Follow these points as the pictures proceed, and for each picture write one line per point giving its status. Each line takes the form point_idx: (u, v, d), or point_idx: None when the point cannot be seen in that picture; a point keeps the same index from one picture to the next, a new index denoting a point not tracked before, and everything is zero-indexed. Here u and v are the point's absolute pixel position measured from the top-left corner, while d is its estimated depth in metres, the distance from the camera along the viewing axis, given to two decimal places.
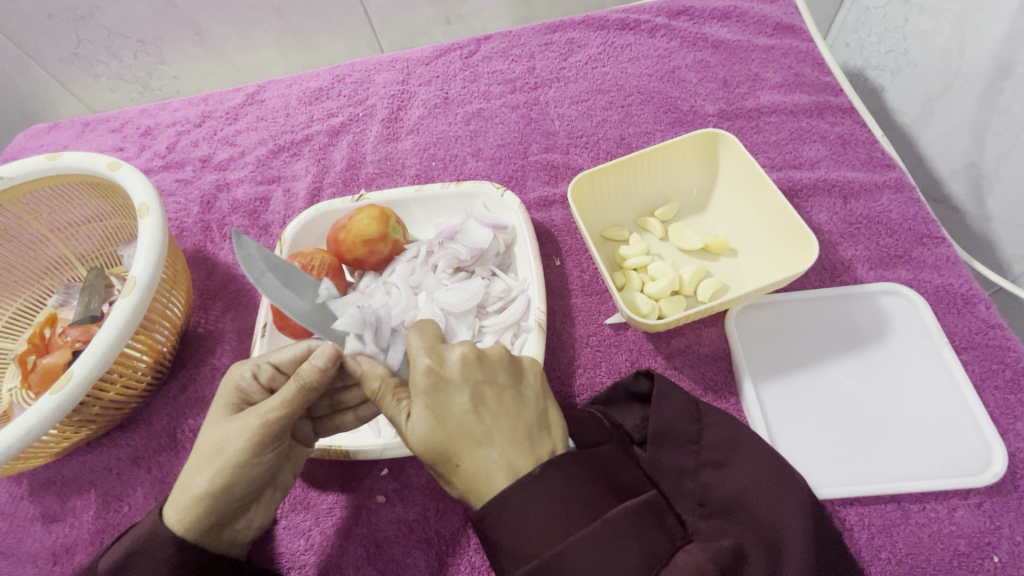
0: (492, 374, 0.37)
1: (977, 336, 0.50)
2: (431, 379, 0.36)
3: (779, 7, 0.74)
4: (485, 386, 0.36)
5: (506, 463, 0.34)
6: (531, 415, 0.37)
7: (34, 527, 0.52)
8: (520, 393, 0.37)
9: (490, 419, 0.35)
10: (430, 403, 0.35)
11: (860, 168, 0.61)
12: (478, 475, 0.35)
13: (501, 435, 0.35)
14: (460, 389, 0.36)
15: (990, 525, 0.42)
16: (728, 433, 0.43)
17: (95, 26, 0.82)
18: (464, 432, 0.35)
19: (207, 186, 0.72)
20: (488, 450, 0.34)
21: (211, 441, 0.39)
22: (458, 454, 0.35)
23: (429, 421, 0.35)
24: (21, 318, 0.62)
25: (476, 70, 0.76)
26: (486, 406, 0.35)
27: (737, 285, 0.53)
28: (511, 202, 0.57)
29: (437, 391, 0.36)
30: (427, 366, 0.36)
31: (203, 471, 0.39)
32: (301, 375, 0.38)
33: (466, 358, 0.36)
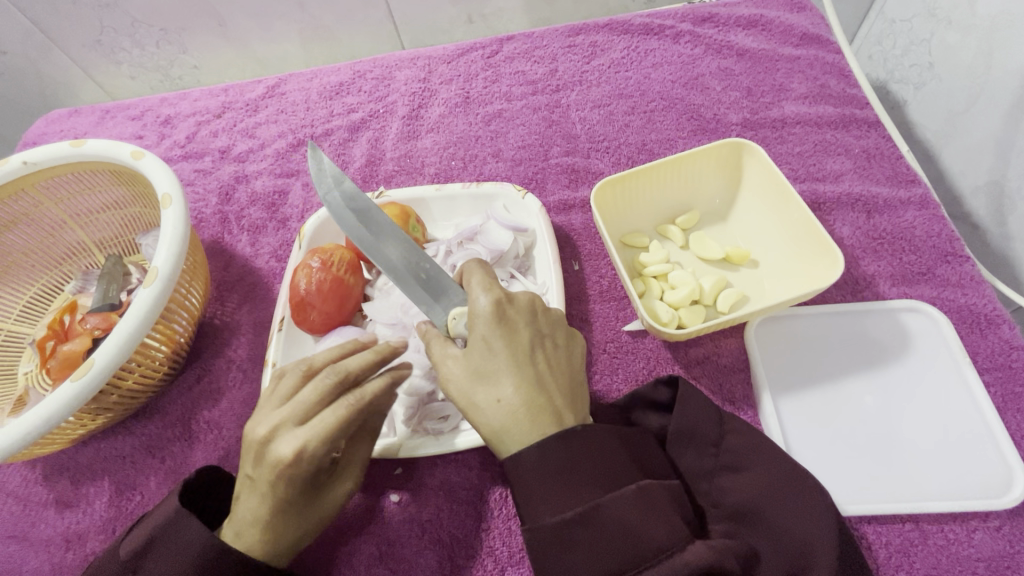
0: (550, 329, 0.41)
1: (1000, 357, 0.50)
2: (497, 310, 0.39)
3: (805, 17, 0.74)
4: (544, 337, 0.40)
5: (550, 404, 0.36)
6: (575, 377, 0.40)
7: (47, 512, 0.52)
8: (568, 353, 0.41)
9: (544, 364, 0.38)
10: (487, 329, 0.38)
11: (884, 183, 0.61)
12: (521, 410, 0.36)
13: (549, 380, 0.38)
14: (521, 330, 0.39)
15: (1011, 549, 0.42)
16: (746, 438, 0.43)
17: (119, 13, 0.82)
18: (520, 359, 0.37)
19: (226, 177, 0.72)
20: (538, 388, 0.37)
21: (317, 513, 0.42)
22: (502, 385, 0.36)
23: (489, 344, 0.38)
24: (37, 303, 0.62)
25: (498, 70, 0.76)
26: (542, 351, 0.39)
27: (758, 297, 0.53)
28: (532, 205, 0.57)
29: (497, 325, 0.38)
30: (495, 300, 0.39)
31: (309, 534, 0.42)
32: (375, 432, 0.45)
33: (531, 306, 0.40)
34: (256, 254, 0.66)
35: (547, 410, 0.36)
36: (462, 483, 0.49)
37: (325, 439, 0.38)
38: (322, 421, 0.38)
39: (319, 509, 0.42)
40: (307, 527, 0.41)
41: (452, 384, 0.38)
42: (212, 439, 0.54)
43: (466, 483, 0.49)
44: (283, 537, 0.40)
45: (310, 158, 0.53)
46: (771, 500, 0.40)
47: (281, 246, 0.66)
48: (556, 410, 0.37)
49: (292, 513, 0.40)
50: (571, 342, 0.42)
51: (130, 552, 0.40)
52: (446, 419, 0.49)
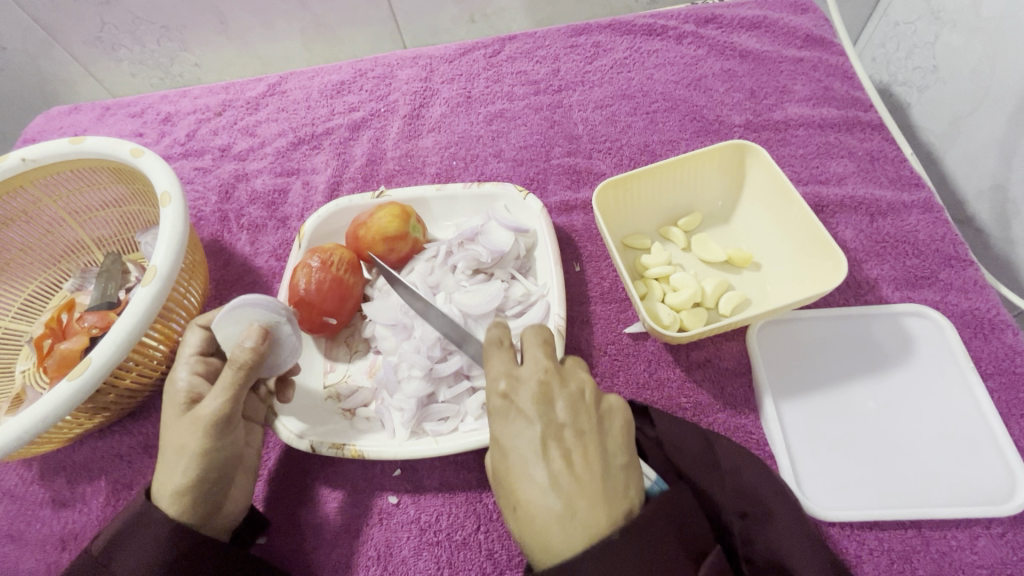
0: (574, 417, 0.36)
1: (1004, 363, 0.49)
2: (502, 407, 0.36)
3: (809, 19, 0.74)
4: (563, 426, 0.35)
5: (568, 513, 0.32)
6: (612, 465, 0.35)
7: (43, 512, 0.52)
8: (603, 438, 0.35)
9: (561, 462, 0.34)
10: (499, 426, 0.36)
11: (888, 186, 0.61)
12: (537, 520, 0.33)
13: (571, 481, 0.33)
14: (531, 422, 0.35)
15: (1014, 556, 0.41)
16: (735, 455, 0.43)
17: (121, 10, 0.81)
18: (525, 460, 0.34)
19: (227, 175, 0.72)
20: (554, 492, 0.33)
21: (176, 440, 0.41)
22: (517, 492, 0.34)
23: (500, 444, 0.36)
24: (34, 302, 0.61)
25: (501, 70, 0.76)
26: (561, 447, 0.34)
27: (759, 300, 0.53)
28: (533, 205, 0.57)
29: (505, 423, 0.36)
30: (501, 392, 0.37)
31: (177, 471, 0.41)
32: (236, 360, 0.41)
33: (539, 391, 0.36)
34: (256, 252, 0.66)
35: (563, 518, 0.32)
36: (461, 485, 0.49)
37: (186, 354, 0.45)
38: (182, 345, 0.46)
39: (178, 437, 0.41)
40: (169, 460, 0.41)
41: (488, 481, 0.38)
42: None
43: (465, 484, 0.49)
44: (161, 467, 0.41)
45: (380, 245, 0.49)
46: (769, 513, 0.40)
47: (280, 245, 0.66)
48: (579, 519, 0.32)
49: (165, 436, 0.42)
50: (607, 427, 0.36)
51: (106, 542, 0.40)
52: (446, 422, 0.49)
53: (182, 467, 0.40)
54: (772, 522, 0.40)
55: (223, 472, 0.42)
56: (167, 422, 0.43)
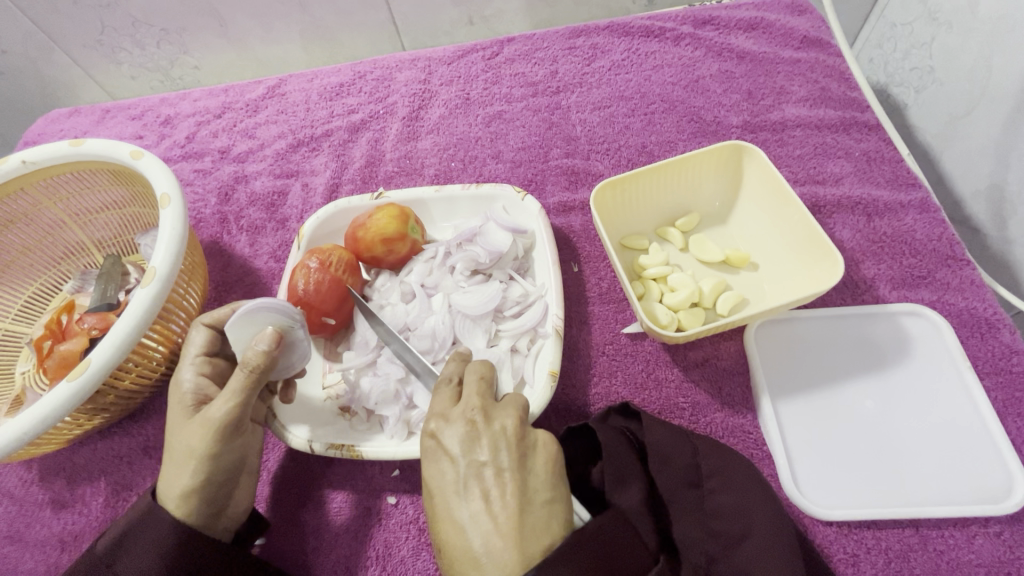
0: (491, 455, 0.35)
1: (1000, 362, 0.49)
2: (429, 447, 0.37)
3: (806, 21, 0.74)
4: (483, 464, 0.35)
5: (482, 558, 0.32)
6: (531, 502, 0.34)
7: (43, 513, 0.52)
8: (525, 474, 0.35)
9: (479, 502, 0.34)
10: (428, 464, 0.37)
11: (884, 186, 0.61)
12: (458, 563, 0.33)
13: (485, 521, 0.33)
14: (454, 461, 0.36)
15: (1010, 555, 0.41)
16: (722, 467, 0.43)
17: (121, 13, 0.82)
18: (448, 502, 0.35)
19: (226, 177, 0.72)
20: (471, 532, 0.33)
21: (183, 442, 0.41)
22: (443, 535, 0.35)
23: (428, 484, 0.37)
24: (34, 304, 0.62)
25: (499, 71, 0.76)
26: (480, 486, 0.34)
27: (756, 300, 0.53)
28: (531, 206, 0.57)
29: (433, 463, 0.37)
30: (431, 428, 0.38)
31: (183, 473, 0.41)
32: (248, 363, 0.40)
33: (462, 429, 0.36)
34: (255, 254, 0.66)
35: (479, 561, 0.32)
36: None
37: (193, 355, 0.45)
38: (188, 345, 0.45)
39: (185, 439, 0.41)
40: (175, 463, 0.41)
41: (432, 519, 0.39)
42: None
43: None
44: (167, 469, 0.42)
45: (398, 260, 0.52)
46: (754, 521, 0.41)
47: (280, 247, 0.66)
48: (491, 562, 0.32)
49: (171, 437, 0.42)
50: (534, 461, 0.36)
51: (106, 545, 0.40)
52: None
53: (188, 470, 0.40)
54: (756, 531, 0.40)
55: (229, 474, 0.42)
56: (173, 424, 0.43)
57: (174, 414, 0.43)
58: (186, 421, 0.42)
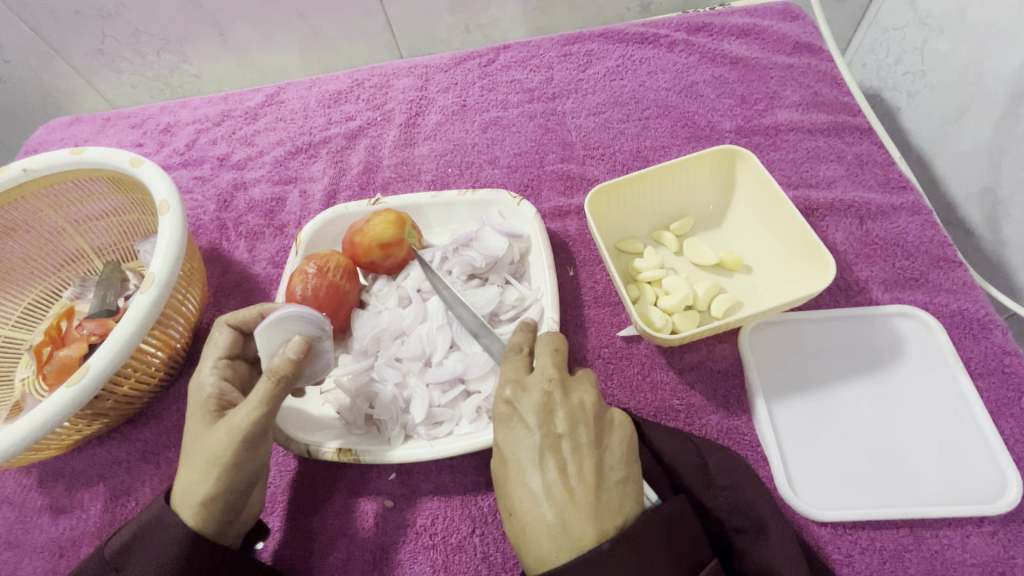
0: (570, 429, 0.37)
1: (993, 362, 0.50)
2: (504, 414, 0.39)
3: (798, 26, 0.75)
4: (561, 438, 0.37)
5: (558, 524, 0.34)
6: (607, 477, 0.36)
7: (41, 519, 0.52)
8: (600, 450, 0.37)
9: (554, 472, 0.36)
10: (502, 431, 0.39)
11: (877, 189, 0.61)
12: (528, 526, 0.36)
13: (562, 492, 0.35)
14: (531, 432, 0.37)
15: (1004, 554, 0.42)
16: (732, 467, 0.44)
17: (121, 23, 0.83)
18: (522, 469, 0.37)
19: (225, 184, 0.73)
20: (545, 502, 0.35)
21: (207, 448, 0.41)
22: (514, 499, 0.37)
23: (500, 450, 0.39)
24: (34, 311, 0.62)
25: (495, 78, 0.77)
26: (556, 457, 0.36)
27: (751, 302, 0.53)
28: (527, 211, 0.57)
29: (508, 431, 0.39)
30: (505, 401, 0.39)
31: (205, 479, 0.40)
32: (275, 369, 0.40)
33: (539, 402, 0.38)
34: (254, 260, 0.66)
35: (557, 530, 0.34)
36: (456, 488, 0.49)
37: (214, 356, 0.45)
38: (210, 346, 0.46)
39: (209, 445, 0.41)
40: (197, 469, 0.40)
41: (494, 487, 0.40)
42: None
43: (460, 488, 0.49)
44: (183, 474, 0.41)
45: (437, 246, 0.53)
46: (766, 520, 0.41)
47: (278, 252, 0.67)
48: (568, 530, 0.34)
49: (190, 440, 0.42)
50: (608, 441, 0.38)
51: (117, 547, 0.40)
52: (440, 425, 0.49)
53: (211, 476, 0.40)
54: (766, 536, 0.40)
55: (248, 482, 0.42)
56: (194, 427, 0.42)
57: (196, 417, 0.43)
58: (208, 427, 0.42)
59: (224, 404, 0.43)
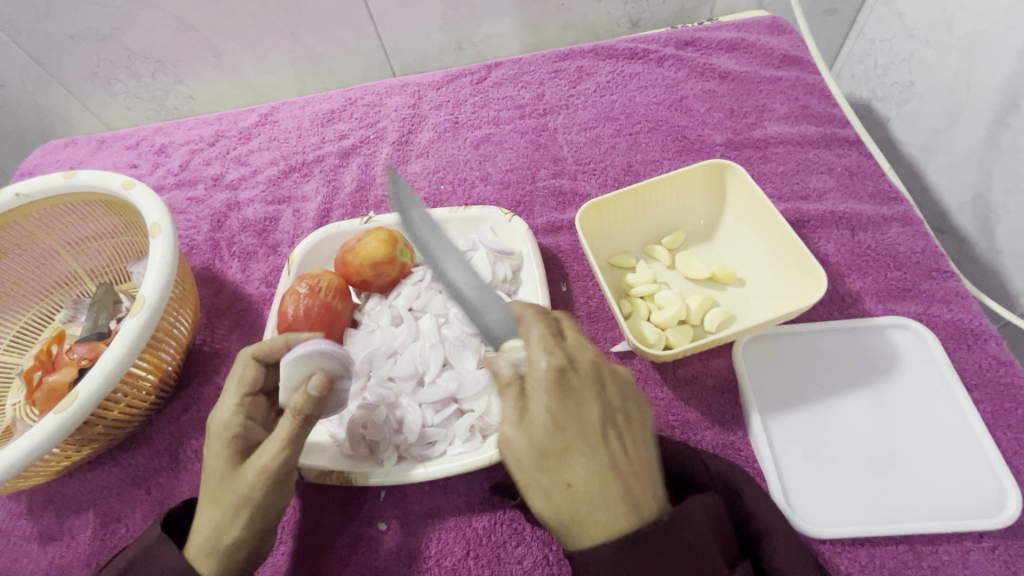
0: (624, 403, 0.38)
1: (988, 373, 0.50)
2: (561, 379, 0.36)
3: (786, 40, 0.76)
4: (616, 410, 0.38)
5: (623, 491, 0.35)
6: (650, 453, 0.38)
7: (31, 547, 0.51)
8: (640, 426, 0.39)
9: (614, 444, 0.36)
10: (558, 399, 0.35)
11: (867, 200, 0.62)
12: (590, 494, 0.34)
13: (622, 462, 0.36)
14: (592, 401, 0.36)
15: (1005, 570, 0.41)
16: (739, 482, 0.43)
17: (117, 46, 0.84)
18: (580, 439, 0.35)
19: (218, 205, 0.73)
20: (606, 473, 0.35)
21: (235, 491, 0.40)
22: (569, 469, 0.34)
23: (551, 420, 0.35)
24: (26, 334, 0.62)
25: (486, 95, 0.78)
26: (613, 428, 0.37)
27: (744, 316, 0.53)
28: (518, 228, 0.57)
29: (564, 398, 0.36)
30: (557, 367, 0.36)
31: (236, 519, 0.40)
32: (297, 408, 0.40)
33: (601, 372, 0.38)
34: (247, 280, 0.66)
35: (623, 498, 0.35)
36: (449, 510, 0.49)
37: (239, 392, 0.42)
38: (233, 377, 0.43)
39: (237, 486, 0.40)
40: (227, 509, 0.39)
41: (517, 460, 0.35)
42: (199, 469, 0.54)
43: (454, 509, 0.49)
44: (207, 514, 0.40)
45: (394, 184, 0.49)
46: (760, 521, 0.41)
47: (271, 272, 0.66)
48: (631, 498, 0.35)
49: (217, 478, 0.40)
50: (643, 414, 0.40)
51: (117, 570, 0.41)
52: (434, 446, 0.48)
53: (241, 516, 0.40)
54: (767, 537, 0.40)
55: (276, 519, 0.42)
56: (215, 465, 0.40)
57: (218, 455, 0.41)
58: (233, 464, 0.40)
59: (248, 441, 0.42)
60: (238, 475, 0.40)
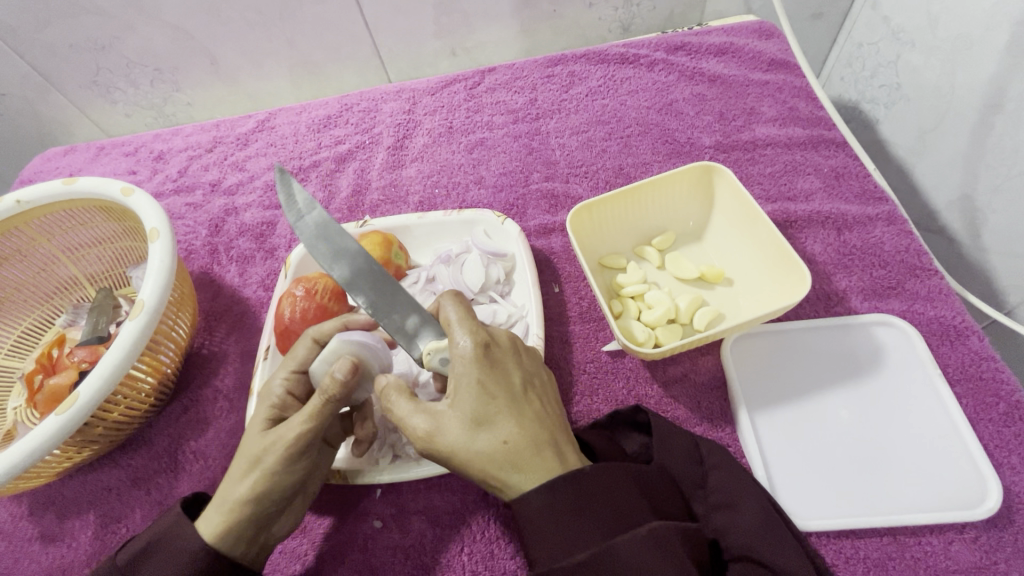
0: (533, 370, 0.42)
1: (971, 368, 0.51)
2: (485, 352, 0.39)
3: (774, 44, 0.77)
4: (530, 377, 0.41)
5: (551, 445, 0.37)
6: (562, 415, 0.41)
7: (32, 547, 0.52)
8: (548, 389, 0.42)
9: (534, 403, 0.39)
10: (485, 369, 0.38)
11: (854, 200, 0.63)
12: (527, 449, 0.37)
13: (544, 420, 0.38)
14: (513, 370, 0.40)
15: (987, 560, 0.42)
16: (729, 475, 0.43)
17: (115, 55, 0.85)
18: (509, 401, 0.38)
19: (216, 210, 0.74)
20: (533, 429, 0.37)
21: (252, 454, 0.42)
22: (503, 428, 0.37)
23: (480, 389, 0.37)
24: (27, 339, 0.63)
25: (480, 100, 0.79)
26: (532, 391, 0.40)
27: (733, 314, 0.54)
28: (511, 230, 0.59)
29: (490, 368, 0.38)
30: (481, 342, 0.39)
31: (244, 483, 0.41)
32: (326, 390, 0.41)
33: (513, 344, 0.41)
34: (245, 283, 0.67)
35: (551, 450, 0.37)
36: (443, 507, 0.49)
37: (288, 368, 0.45)
38: (290, 354, 0.46)
39: (257, 448, 0.42)
40: (240, 469, 0.42)
41: (449, 432, 0.37)
42: (198, 470, 0.54)
43: (448, 505, 0.49)
44: (229, 474, 0.43)
45: (280, 179, 0.51)
46: (743, 499, 0.41)
47: (268, 276, 0.67)
48: (557, 451, 0.38)
49: (249, 439, 0.43)
50: (549, 380, 0.43)
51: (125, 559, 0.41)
52: None
53: (250, 479, 0.41)
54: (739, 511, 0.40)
55: (285, 497, 0.43)
56: (254, 429, 0.44)
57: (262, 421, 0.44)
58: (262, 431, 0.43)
59: (283, 415, 0.45)
60: (262, 439, 0.42)
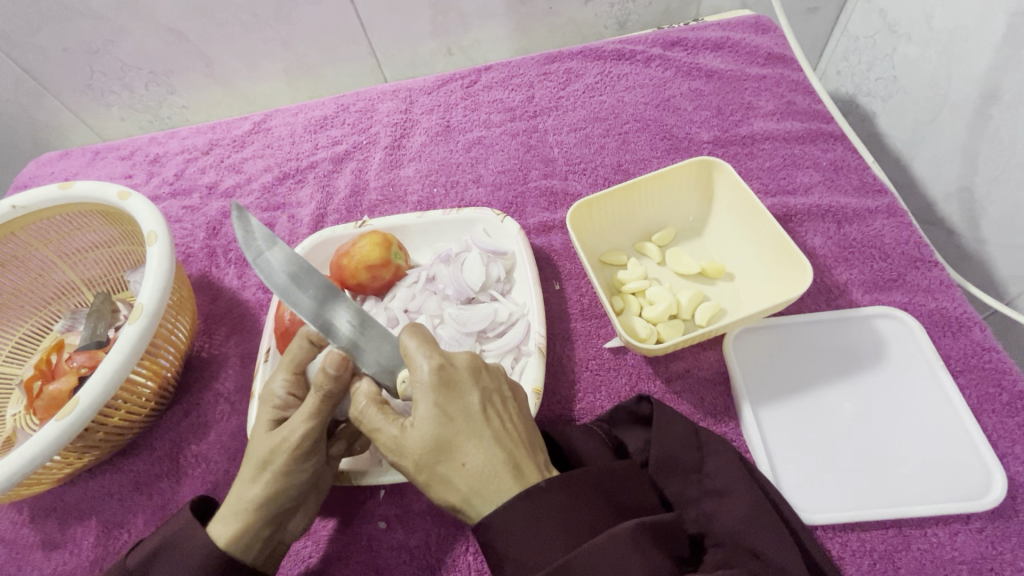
0: (497, 384, 0.40)
1: (973, 359, 0.51)
2: (442, 375, 0.38)
3: (771, 38, 0.77)
4: (493, 393, 0.40)
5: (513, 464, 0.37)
6: (529, 428, 0.40)
7: (34, 555, 0.52)
8: (516, 402, 0.41)
9: (497, 422, 0.38)
10: (442, 392, 0.37)
11: (852, 193, 0.63)
12: (488, 470, 0.36)
13: (506, 439, 0.37)
14: (473, 390, 0.38)
15: (993, 550, 0.42)
16: (725, 462, 0.43)
17: (109, 58, 0.85)
18: (467, 423, 0.37)
19: (214, 213, 0.73)
20: (494, 451, 0.36)
21: (260, 454, 0.42)
22: (461, 452, 0.36)
23: (437, 413, 0.37)
24: (25, 345, 0.62)
25: (477, 99, 0.79)
26: (493, 408, 0.39)
27: (734, 309, 0.54)
28: (510, 228, 0.58)
29: (447, 391, 0.37)
30: (437, 365, 0.38)
31: (255, 483, 0.42)
32: (319, 386, 0.41)
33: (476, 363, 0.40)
34: (243, 286, 0.67)
35: (509, 468, 0.36)
36: (448, 507, 0.49)
37: (290, 368, 0.45)
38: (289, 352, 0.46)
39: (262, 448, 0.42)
40: (249, 469, 0.42)
41: (409, 457, 0.37)
42: (200, 474, 0.54)
43: None
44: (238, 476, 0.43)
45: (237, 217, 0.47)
46: (738, 486, 0.41)
47: None
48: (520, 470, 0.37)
49: (255, 440, 0.44)
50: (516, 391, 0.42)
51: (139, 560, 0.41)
52: None
53: (259, 479, 0.42)
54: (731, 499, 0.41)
55: (296, 496, 0.43)
56: (259, 429, 0.44)
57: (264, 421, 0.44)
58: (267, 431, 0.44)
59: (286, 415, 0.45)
60: (267, 440, 0.43)
